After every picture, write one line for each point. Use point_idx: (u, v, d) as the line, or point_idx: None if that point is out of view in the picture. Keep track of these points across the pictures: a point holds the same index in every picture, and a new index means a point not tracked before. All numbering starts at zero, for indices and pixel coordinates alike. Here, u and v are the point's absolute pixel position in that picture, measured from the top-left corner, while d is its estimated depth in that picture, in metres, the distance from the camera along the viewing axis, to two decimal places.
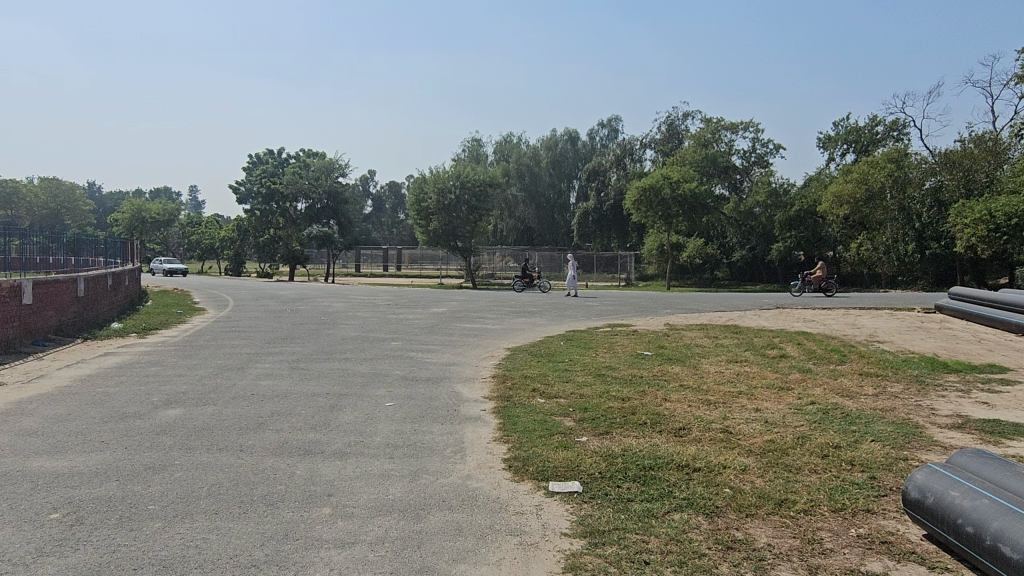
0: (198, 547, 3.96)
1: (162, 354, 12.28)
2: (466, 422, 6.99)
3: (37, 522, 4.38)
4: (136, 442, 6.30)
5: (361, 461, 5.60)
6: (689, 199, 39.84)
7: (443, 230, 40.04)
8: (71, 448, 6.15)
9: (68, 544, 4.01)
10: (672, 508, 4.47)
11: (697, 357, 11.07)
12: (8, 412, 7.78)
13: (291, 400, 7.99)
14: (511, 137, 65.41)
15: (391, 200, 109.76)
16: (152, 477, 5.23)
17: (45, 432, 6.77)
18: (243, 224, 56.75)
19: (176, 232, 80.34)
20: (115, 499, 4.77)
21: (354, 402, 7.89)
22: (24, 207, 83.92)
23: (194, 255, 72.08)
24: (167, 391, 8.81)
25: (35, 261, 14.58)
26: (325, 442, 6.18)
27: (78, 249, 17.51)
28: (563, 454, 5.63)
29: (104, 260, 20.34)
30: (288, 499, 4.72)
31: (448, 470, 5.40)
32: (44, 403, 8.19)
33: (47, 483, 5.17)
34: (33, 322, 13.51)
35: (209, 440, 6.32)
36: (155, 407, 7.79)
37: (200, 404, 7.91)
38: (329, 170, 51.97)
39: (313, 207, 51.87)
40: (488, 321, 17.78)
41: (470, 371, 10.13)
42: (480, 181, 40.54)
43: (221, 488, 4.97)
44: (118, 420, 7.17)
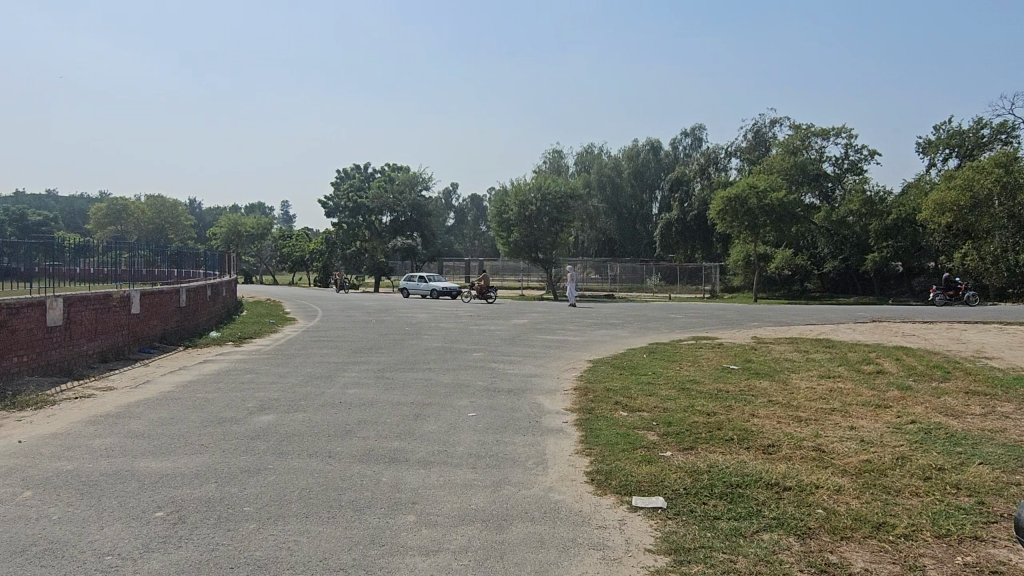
0: (290, 549, 4.11)
1: (256, 362, 12.84)
2: (548, 433, 6.99)
3: (144, 519, 4.64)
4: (234, 446, 6.60)
5: (444, 471, 5.67)
6: (777, 209, 38.56)
7: (524, 242, 40.31)
8: (175, 451, 6.51)
9: (171, 542, 4.24)
10: (762, 528, 4.32)
11: (786, 371, 10.69)
12: (117, 415, 8.30)
13: (377, 409, 8.18)
14: (592, 148, 65.31)
15: (473, 212, 111.13)
16: (247, 480, 5.46)
17: (151, 435, 7.17)
18: (331, 236, 58.62)
19: (269, 246, 83.58)
20: (214, 500, 5.01)
21: (438, 412, 8.00)
22: (132, 223, 90.04)
23: (285, 266, 74.84)
24: (261, 398, 9.20)
25: (144, 273, 15.50)
26: (410, 450, 6.31)
27: (181, 262, 18.52)
28: (647, 468, 5.55)
29: (204, 272, 21.45)
30: (374, 506, 4.84)
31: (530, 481, 5.41)
32: (150, 408, 8.69)
33: (153, 483, 5.47)
34: (140, 331, 14.40)
35: (299, 445, 6.56)
36: (249, 413, 8.14)
37: (291, 411, 8.20)
38: (413, 184, 53.25)
39: (397, 220, 53.25)
40: (570, 332, 17.73)
41: (551, 383, 10.09)
42: (561, 193, 40.46)
43: (312, 492, 5.15)
44: (216, 425, 7.52)
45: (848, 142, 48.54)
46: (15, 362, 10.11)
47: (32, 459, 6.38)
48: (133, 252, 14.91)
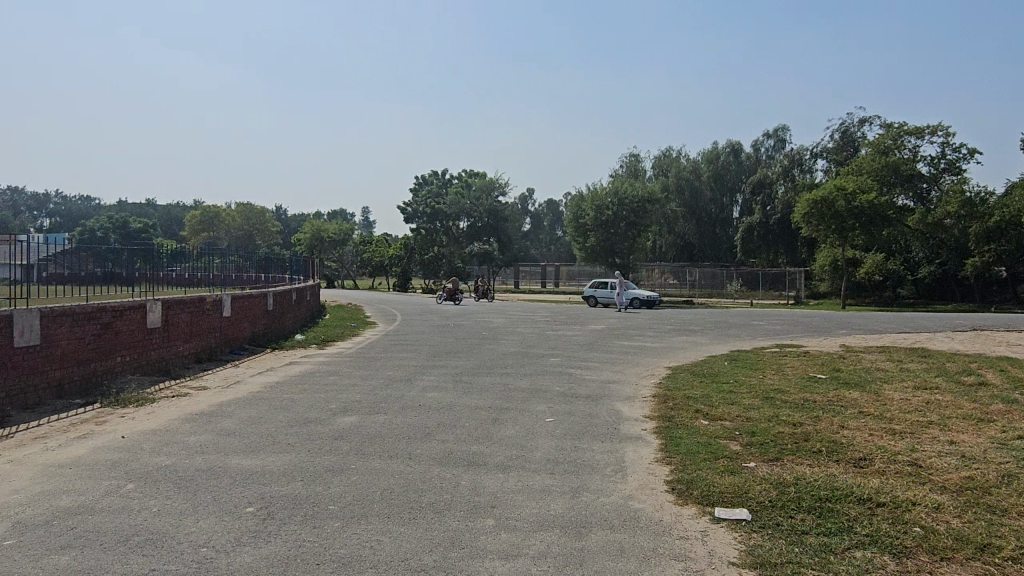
0: (373, 548, 4.20)
1: (339, 364, 13.21)
2: (627, 441, 6.91)
3: (235, 514, 4.85)
4: (319, 445, 6.82)
5: (522, 475, 5.69)
6: (868, 211, 36.89)
7: (600, 247, 39.99)
8: (264, 449, 6.78)
9: (261, 536, 4.41)
10: (854, 545, 4.15)
11: (878, 382, 10.21)
12: (210, 413, 8.72)
13: (456, 413, 8.27)
14: (670, 152, 64.36)
15: (549, 217, 111.00)
16: (332, 480, 5.63)
17: (241, 433, 7.49)
18: (410, 242, 59.84)
19: (350, 251, 85.75)
20: (301, 498, 5.18)
21: (515, 417, 8.03)
22: (223, 229, 94.43)
23: (366, 271, 76.69)
24: (344, 399, 9.47)
25: (234, 278, 16.21)
26: (488, 455, 6.35)
27: (268, 267, 19.28)
28: (730, 479, 5.41)
29: (290, 277, 22.29)
30: (454, 509, 4.89)
31: (609, 489, 5.35)
32: (241, 407, 9.08)
33: (243, 480, 5.71)
34: (231, 333, 15.07)
35: (381, 446, 6.72)
36: (333, 414, 8.40)
37: (373, 413, 8.40)
38: (489, 189, 53.71)
39: (474, 225, 53.86)
40: (648, 338, 17.50)
41: (629, 390, 9.97)
42: (639, 197, 39.88)
43: (394, 492, 5.27)
44: (302, 425, 7.79)
45: (944, 140, 46.10)
46: (118, 362, 10.74)
47: (135, 453, 6.76)
48: (224, 258, 15.62)
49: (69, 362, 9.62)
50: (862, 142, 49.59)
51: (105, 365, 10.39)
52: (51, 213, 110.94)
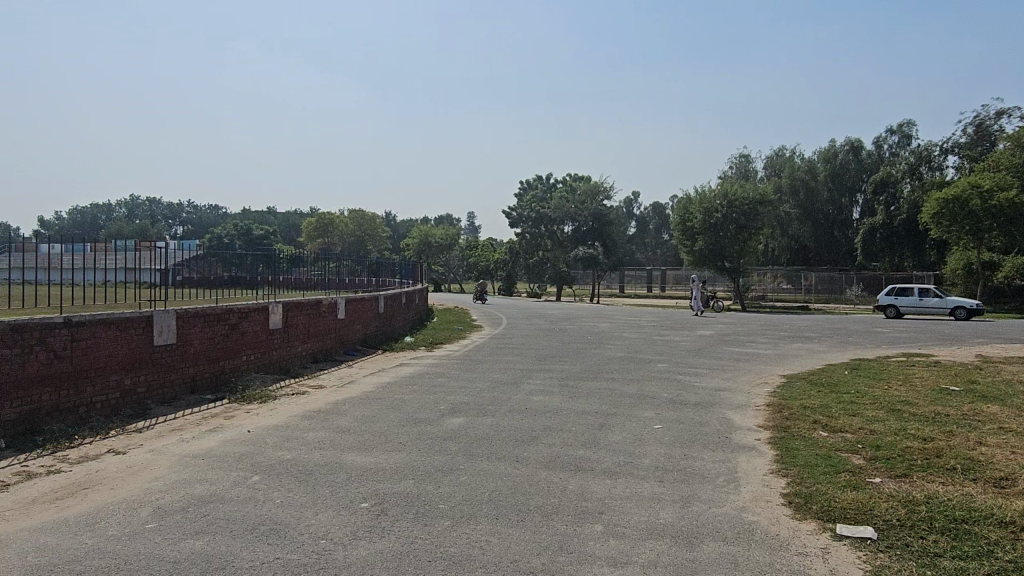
0: (482, 548, 4.27)
1: (447, 367, 13.51)
2: (739, 451, 6.69)
3: (352, 509, 5.05)
4: (429, 445, 6.99)
5: (631, 482, 5.62)
6: (1007, 211, 33.93)
7: (709, 251, 38.84)
8: (376, 447, 7.02)
9: (374, 532, 4.57)
10: (994, 572, 3.83)
11: (1021, 396, 9.37)
12: (327, 411, 9.14)
13: (562, 418, 8.26)
14: (784, 151, 61.97)
15: (655, 220, 108.68)
16: (443, 479, 5.76)
17: (356, 431, 7.80)
18: (514, 246, 60.17)
19: (456, 255, 87.25)
20: (413, 496, 5.33)
21: (623, 423, 7.93)
22: (337, 235, 98.68)
23: (472, 275, 77.95)
24: (453, 401, 9.66)
25: (347, 281, 16.89)
26: (595, 460, 6.30)
27: (380, 271, 20.01)
28: (853, 494, 5.13)
29: (399, 281, 23.05)
30: (561, 513, 4.90)
31: (721, 499, 5.20)
32: (355, 406, 9.45)
33: (358, 476, 5.94)
34: (345, 335, 15.72)
35: (489, 448, 6.80)
36: (442, 415, 8.60)
37: (481, 415, 8.53)
38: (594, 193, 53.16)
39: (580, 229, 53.72)
40: (760, 345, 16.86)
41: (741, 398, 9.64)
42: (751, 199, 38.55)
43: (502, 494, 5.33)
44: (412, 425, 8.02)
45: None
46: (243, 361, 11.41)
47: (259, 447, 7.18)
48: (339, 262, 16.32)
49: (201, 360, 10.33)
50: (1000, 136, 45.70)
51: (232, 363, 11.08)
52: (184, 221, 119.81)
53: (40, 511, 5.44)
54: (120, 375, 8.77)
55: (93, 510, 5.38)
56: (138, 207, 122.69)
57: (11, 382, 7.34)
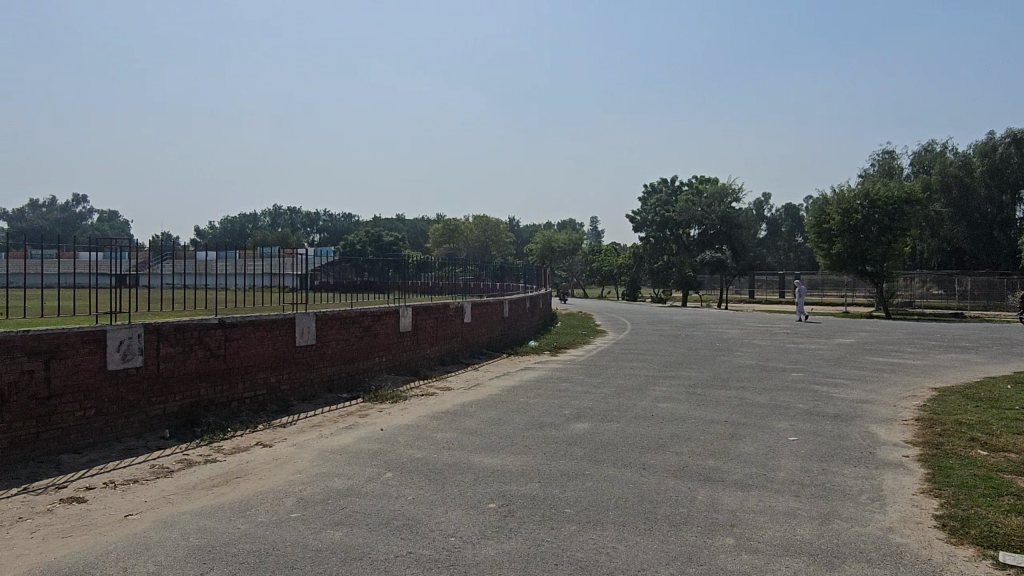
0: (609, 555, 4.24)
1: (572, 371, 13.53)
2: (885, 467, 6.26)
3: (480, 509, 5.17)
4: (554, 449, 7.04)
5: (764, 495, 5.40)
6: None
7: (848, 254, 36.47)
8: (503, 449, 7.15)
9: (503, 532, 4.65)
10: None
11: None
12: (455, 412, 9.40)
13: (690, 426, 8.07)
14: (935, 145, 57.52)
15: (788, 223, 103.71)
16: (568, 484, 5.78)
17: (483, 433, 7.98)
18: (639, 251, 59.95)
19: (580, 260, 86.80)
20: (539, 499, 5.38)
21: (755, 434, 7.63)
22: (463, 240, 101.27)
23: (595, 280, 77.55)
24: (577, 406, 9.66)
25: (472, 286, 17.26)
26: (726, 470, 6.12)
27: (504, 277, 20.37)
28: (1019, 521, 4.67)
29: (523, 285, 23.31)
30: (691, 523, 4.78)
31: (865, 518, 4.89)
32: (482, 408, 9.67)
33: (486, 477, 6.07)
34: (471, 338, 16.10)
35: (615, 454, 6.76)
36: (567, 420, 8.62)
37: (606, 421, 8.48)
38: (722, 196, 51.68)
39: (707, 233, 51.72)
40: (908, 355, 15.71)
41: (885, 411, 9.03)
42: (896, 198, 36.06)
43: (628, 501, 5.28)
44: (538, 429, 8.10)
45: None
46: (377, 361, 11.95)
47: (391, 445, 7.50)
48: (464, 267, 16.72)
49: (337, 361, 10.91)
50: None
51: (366, 363, 11.63)
52: (321, 228, 127.16)
53: (200, 496, 5.95)
54: (267, 373, 9.42)
55: (244, 497, 5.82)
56: (281, 216, 131.03)
57: (174, 377, 8.05)
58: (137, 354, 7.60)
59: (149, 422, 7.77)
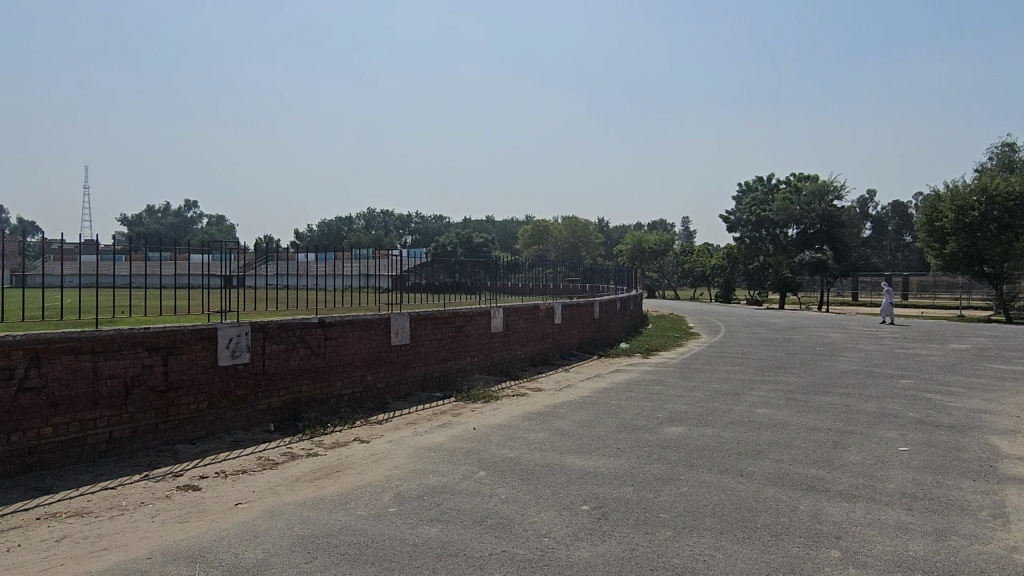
0: (706, 562, 4.15)
1: (664, 374, 13.30)
2: (1007, 482, 5.85)
3: (573, 510, 5.16)
4: (648, 453, 6.94)
5: (872, 507, 5.15)
6: None
7: (963, 254, 34.22)
8: (596, 451, 7.12)
9: (597, 535, 4.63)
10: None
11: None
12: (547, 413, 9.43)
13: (789, 432, 7.79)
14: None
15: (895, 221, 98.34)
16: (663, 488, 5.69)
17: (575, 434, 7.96)
18: (734, 252, 58.30)
19: (671, 261, 84.95)
20: (633, 503, 5.33)
21: (861, 443, 7.29)
22: (552, 241, 101.14)
23: (687, 282, 75.80)
24: (670, 409, 9.50)
25: (562, 287, 17.23)
26: (830, 480, 5.87)
27: (594, 278, 20.24)
28: None
29: (614, 287, 23.09)
30: (793, 534, 4.62)
31: (985, 536, 4.58)
32: (574, 409, 9.66)
33: (578, 478, 6.06)
34: (562, 339, 16.09)
35: (711, 460, 6.60)
36: (661, 423, 8.48)
37: (701, 425, 8.30)
38: (823, 193, 49.31)
39: (805, 232, 49.62)
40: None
41: (1007, 422, 8.43)
42: (1017, 193, 33.55)
43: (726, 508, 5.14)
44: (630, 432, 8.01)
45: None
46: (469, 361, 12.13)
47: (484, 444, 7.59)
48: (554, 268, 16.72)
49: (431, 360, 11.15)
50: None
51: (458, 363, 11.81)
52: (413, 231, 130.04)
53: (303, 488, 6.22)
54: (364, 370, 9.73)
55: (344, 491, 6.04)
56: (374, 219, 134.66)
57: (278, 373, 8.44)
58: (245, 351, 8.02)
59: (256, 416, 8.18)
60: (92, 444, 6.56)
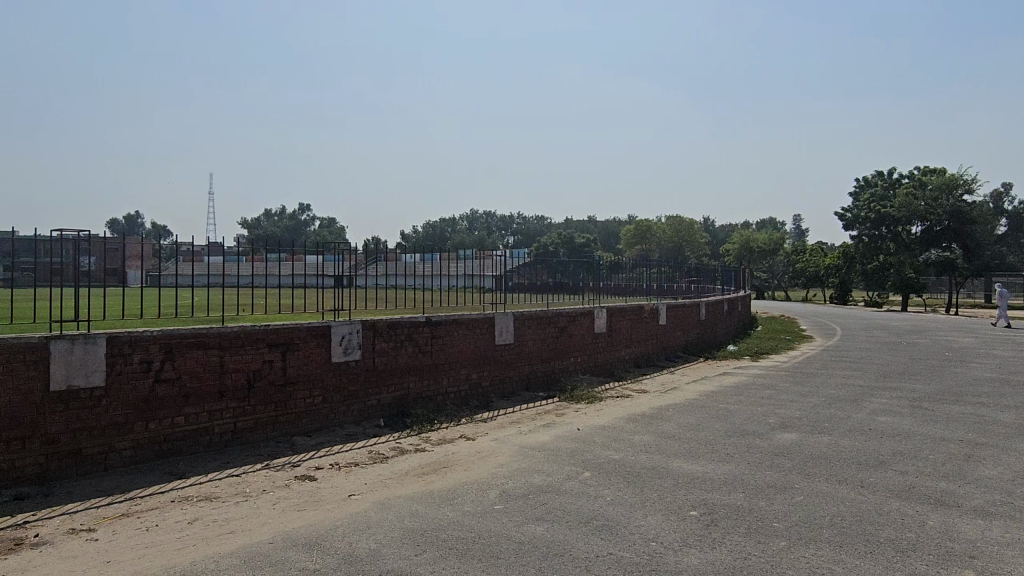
0: None
1: (776, 378, 12.80)
2: None
3: (681, 515, 5.06)
4: (759, 459, 6.70)
5: (1011, 526, 4.76)
6: None
7: None
8: (704, 455, 6.94)
9: (706, 541, 4.51)
10: None
11: None
12: (652, 416, 9.28)
13: (915, 443, 7.32)
14: None
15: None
16: (776, 496, 5.48)
17: (683, 438, 7.79)
18: (850, 251, 55.37)
19: (782, 262, 81.55)
20: (744, 510, 5.16)
21: (998, 456, 6.74)
22: (655, 242, 99.31)
23: (799, 283, 72.60)
24: (783, 415, 9.13)
25: (666, 288, 16.90)
26: (962, 495, 5.47)
27: (699, 278, 19.74)
28: None
29: (720, 288, 22.45)
30: (921, 551, 4.33)
31: None
32: (680, 412, 9.46)
33: (686, 483, 5.93)
34: (666, 341, 15.79)
35: (828, 469, 6.30)
36: (773, 429, 8.17)
37: (817, 432, 7.94)
38: (951, 187, 45.47)
39: (931, 230, 46.42)
40: None
41: None
42: None
43: (845, 520, 4.90)
44: (740, 437, 7.76)
45: None
46: (572, 361, 12.12)
47: (589, 445, 7.56)
48: (657, 268, 16.42)
49: (535, 360, 11.22)
50: None
51: (562, 363, 11.83)
52: (516, 231, 131.19)
53: (412, 482, 6.40)
54: (469, 369, 9.90)
55: (452, 486, 6.17)
56: (478, 220, 136.79)
57: (387, 370, 8.72)
58: (356, 349, 8.34)
59: (367, 411, 8.49)
60: (220, 433, 7.01)
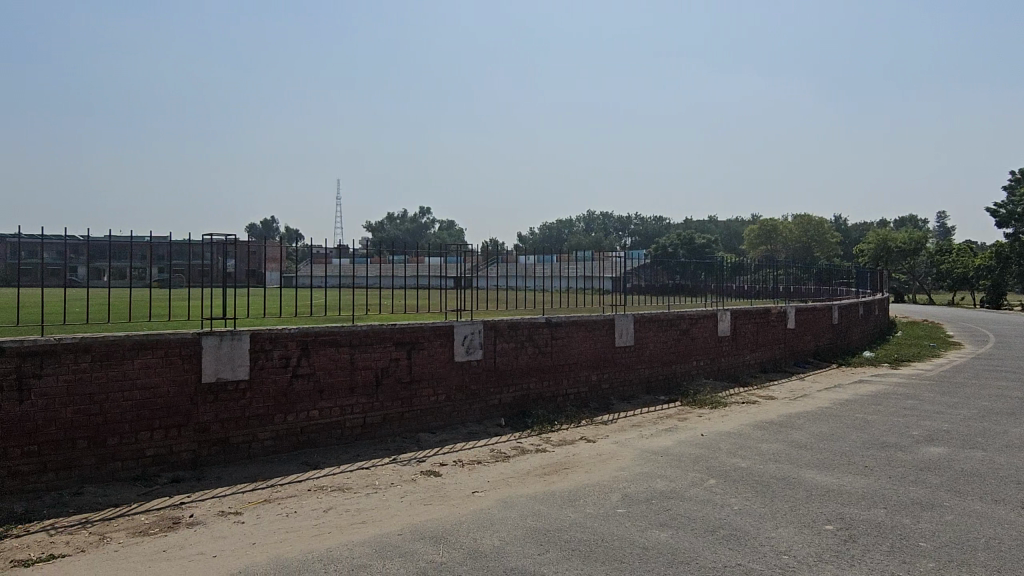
0: None
1: (919, 388, 11.93)
2: None
3: (815, 529, 4.82)
4: (902, 474, 6.27)
5: None
6: None
7: None
8: (840, 467, 6.57)
9: (844, 558, 4.28)
10: None
11: None
12: (781, 423, 8.89)
13: None
14: None
15: None
16: (921, 514, 5.11)
17: (815, 448, 7.42)
18: (1005, 250, 50.61)
19: (925, 263, 75.66)
20: (886, 527, 4.85)
21: None
22: (781, 242, 94.96)
23: (945, 285, 67.18)
24: (928, 427, 8.48)
25: (793, 291, 16.17)
26: None
27: (830, 279, 18.74)
28: None
29: (854, 290, 21.18)
30: None
31: None
32: (812, 421, 9.00)
33: (820, 495, 5.64)
34: (795, 345, 15.08)
35: (982, 487, 5.80)
36: (917, 442, 7.62)
37: (968, 447, 7.32)
38: None
39: None
40: None
41: None
42: None
43: (1002, 544, 4.49)
44: (880, 449, 7.29)
45: None
46: (695, 365, 11.83)
47: (714, 451, 7.35)
48: (784, 269, 15.73)
49: (655, 363, 11.04)
50: None
51: (684, 367, 11.57)
52: (634, 232, 129.37)
53: (534, 482, 6.46)
54: (589, 371, 9.88)
55: (574, 488, 6.18)
56: (596, 221, 135.97)
57: (508, 369, 8.85)
58: (478, 348, 8.52)
59: (488, 409, 8.66)
60: (351, 426, 7.37)
